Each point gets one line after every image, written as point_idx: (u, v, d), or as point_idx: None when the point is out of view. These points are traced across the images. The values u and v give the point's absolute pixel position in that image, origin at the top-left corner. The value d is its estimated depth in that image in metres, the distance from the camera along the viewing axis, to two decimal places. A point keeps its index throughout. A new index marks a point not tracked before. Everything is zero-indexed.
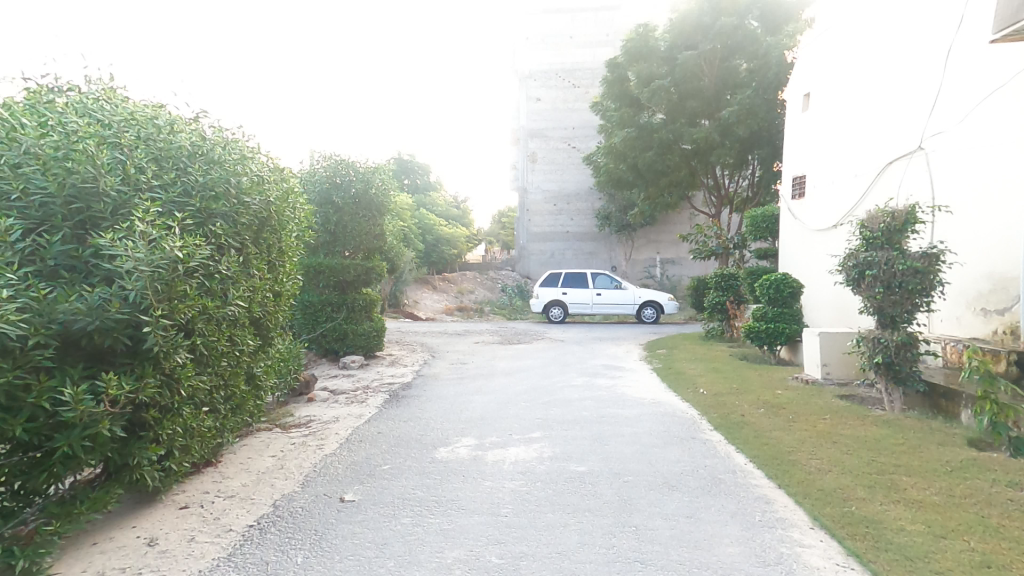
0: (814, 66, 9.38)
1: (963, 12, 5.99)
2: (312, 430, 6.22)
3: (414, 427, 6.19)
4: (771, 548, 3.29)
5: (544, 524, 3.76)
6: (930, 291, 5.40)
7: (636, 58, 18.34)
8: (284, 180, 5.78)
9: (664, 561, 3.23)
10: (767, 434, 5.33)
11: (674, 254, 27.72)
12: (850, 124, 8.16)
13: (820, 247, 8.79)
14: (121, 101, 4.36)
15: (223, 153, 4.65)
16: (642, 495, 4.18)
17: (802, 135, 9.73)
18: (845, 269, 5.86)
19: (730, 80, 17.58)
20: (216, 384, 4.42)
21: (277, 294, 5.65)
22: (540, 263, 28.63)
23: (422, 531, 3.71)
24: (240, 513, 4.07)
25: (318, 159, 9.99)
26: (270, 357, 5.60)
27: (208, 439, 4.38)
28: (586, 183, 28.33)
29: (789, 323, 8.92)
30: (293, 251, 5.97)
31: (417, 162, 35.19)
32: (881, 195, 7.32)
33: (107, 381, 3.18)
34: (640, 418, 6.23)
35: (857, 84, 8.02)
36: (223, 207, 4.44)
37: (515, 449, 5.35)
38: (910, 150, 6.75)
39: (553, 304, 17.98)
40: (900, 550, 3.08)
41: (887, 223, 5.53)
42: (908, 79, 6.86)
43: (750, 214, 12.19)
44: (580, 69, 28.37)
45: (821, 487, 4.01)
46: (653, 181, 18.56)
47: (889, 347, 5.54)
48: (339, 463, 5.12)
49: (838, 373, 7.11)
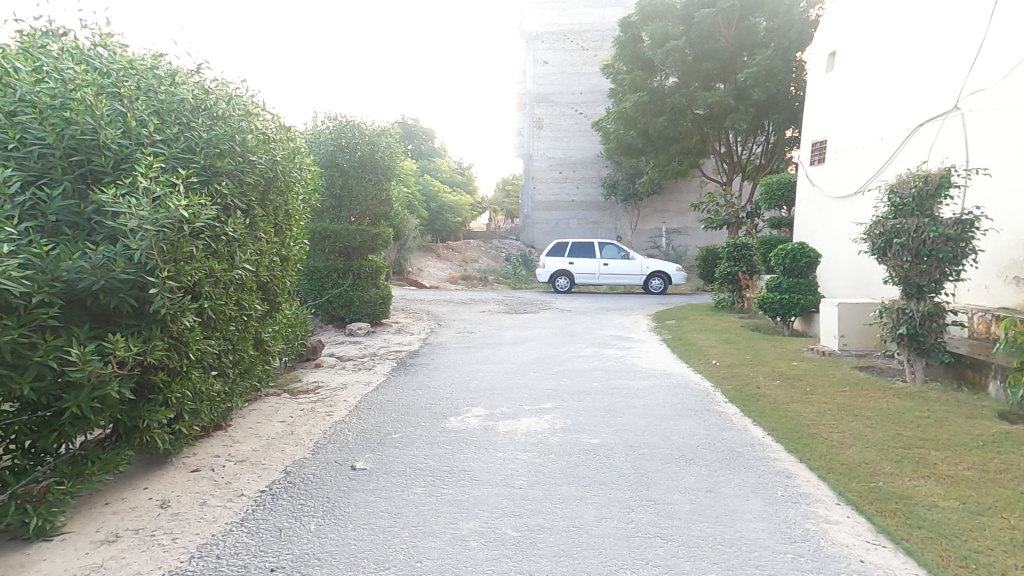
0: (840, 24, 8.98)
1: None
2: (320, 396, 6.16)
3: (423, 396, 6.12)
4: (797, 524, 3.23)
5: (560, 497, 3.70)
6: (961, 260, 5.23)
7: (650, 18, 17.75)
8: (290, 139, 5.55)
9: (685, 536, 3.16)
10: (784, 406, 5.25)
11: (680, 224, 27.40)
12: (879, 85, 7.84)
13: (840, 215, 8.58)
14: (120, 49, 4.12)
15: (227, 108, 4.42)
16: (659, 468, 4.11)
17: (825, 98, 9.39)
18: (871, 237, 5.71)
19: (748, 40, 16.99)
20: (224, 348, 4.30)
21: (284, 258, 5.50)
22: (544, 233, 28.30)
23: (435, 502, 3.65)
24: (251, 478, 4.01)
25: (323, 120, 9.70)
26: (277, 322, 5.49)
27: (217, 403, 4.29)
28: (593, 150, 27.77)
29: (804, 293, 8.77)
30: (300, 214, 5.79)
31: (420, 127, 34.52)
32: (910, 161, 7.07)
33: (114, 342, 3.06)
34: (652, 389, 6.13)
35: (889, 41, 7.66)
36: (228, 165, 4.25)
37: (527, 420, 5.28)
38: (944, 111, 6.48)
39: (560, 274, 17.83)
40: (933, 527, 3.03)
41: (919, 188, 5.36)
42: (948, 35, 6.53)
43: (765, 182, 11.90)
44: (589, 30, 27.49)
45: (845, 461, 3.96)
46: (664, 147, 18.14)
47: (914, 318, 5.46)
48: (349, 430, 5.06)
49: (856, 345, 7.01)
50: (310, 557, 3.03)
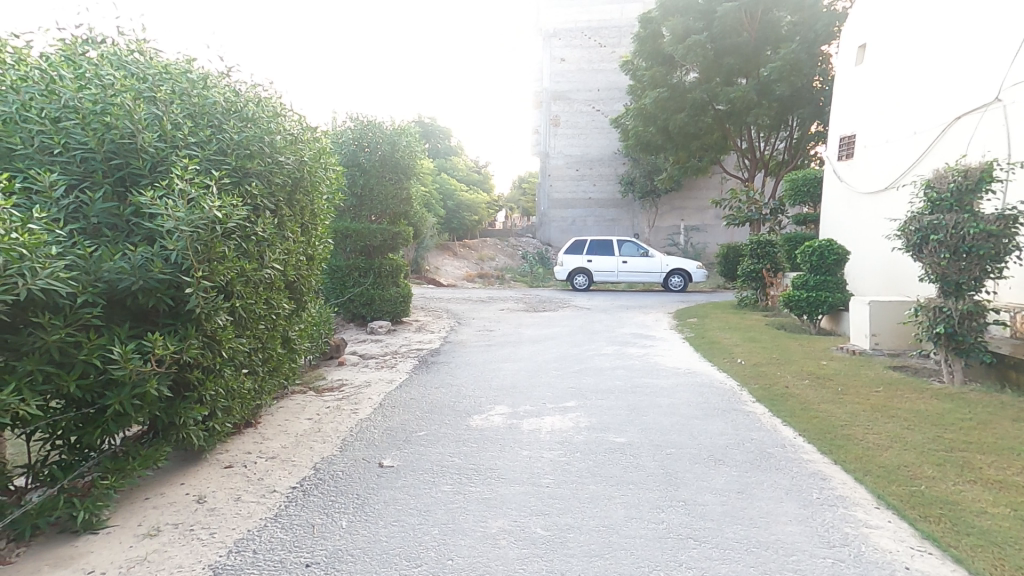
0: (869, 15, 8.79)
1: None
2: (345, 393, 6.21)
3: (446, 394, 6.12)
4: (835, 528, 3.16)
5: (588, 496, 3.68)
6: (1004, 256, 5.08)
7: (670, 13, 17.56)
8: (316, 140, 5.58)
9: (719, 538, 3.11)
10: (815, 406, 5.15)
11: (699, 221, 27.12)
12: (913, 77, 7.66)
13: (871, 210, 8.39)
14: (154, 53, 4.19)
15: (256, 110, 4.46)
16: (688, 468, 4.06)
17: (854, 91, 9.20)
18: (906, 234, 5.61)
19: (772, 34, 16.70)
20: (254, 346, 4.34)
21: (310, 257, 5.53)
22: (561, 230, 28.20)
23: (464, 500, 3.65)
24: (282, 475, 4.06)
25: (345, 120, 9.76)
26: (303, 320, 5.52)
27: (248, 401, 4.33)
28: (609, 147, 27.57)
29: (832, 291, 8.60)
30: (324, 213, 5.81)
31: (437, 126, 34.67)
32: (947, 155, 6.88)
33: (153, 341, 3.11)
34: (676, 388, 6.06)
35: (923, 33, 7.48)
36: (258, 166, 4.29)
37: (551, 418, 5.26)
38: (984, 103, 6.32)
39: (578, 272, 17.76)
40: (983, 534, 2.95)
41: (958, 182, 5.24)
42: (988, 25, 6.36)
43: (790, 177, 11.69)
44: (607, 27, 27.29)
45: (883, 463, 3.87)
46: (684, 143, 17.96)
47: (953, 317, 5.33)
48: (374, 428, 5.09)
49: (888, 344, 6.86)
50: (343, 553, 3.05)
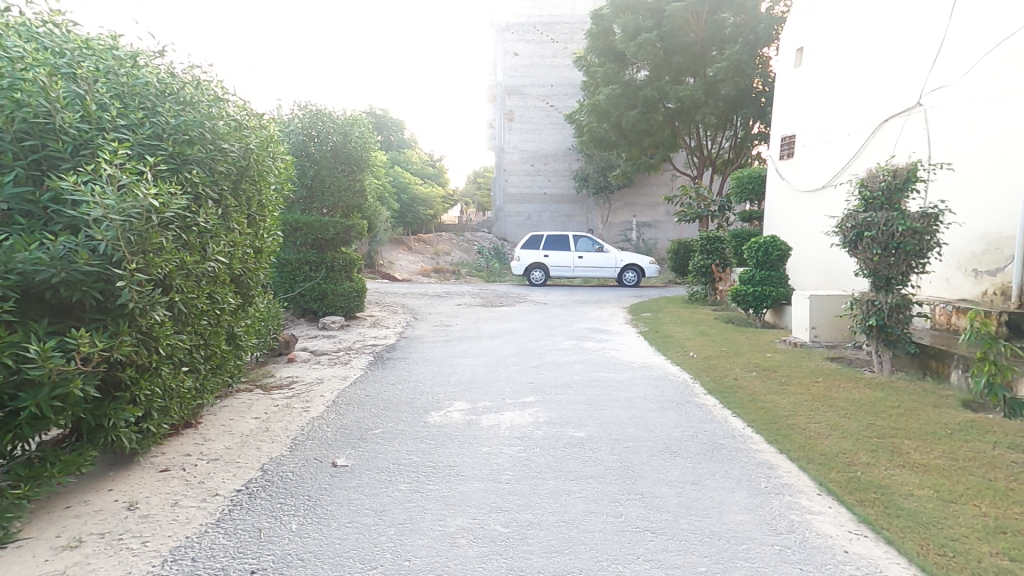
0: (808, 21, 9.19)
1: None
2: (295, 392, 5.99)
3: (402, 391, 6.01)
4: (782, 516, 3.29)
5: (547, 491, 3.69)
6: (927, 252, 5.45)
7: (622, 11, 17.82)
8: (263, 127, 5.31)
9: (674, 530, 3.18)
10: (762, 397, 5.36)
11: (650, 217, 27.80)
12: (846, 80, 8.06)
13: (811, 208, 8.79)
14: (71, 26, 3.79)
15: (195, 94, 4.22)
16: (644, 461, 4.14)
17: (794, 93, 9.60)
18: (843, 231, 5.90)
19: (716, 35, 17.17)
20: (196, 343, 4.09)
21: (258, 250, 5.28)
22: (516, 226, 28.24)
23: (422, 499, 3.58)
24: (225, 477, 3.86)
25: (292, 108, 9.38)
26: (250, 316, 5.27)
27: (188, 401, 4.07)
28: (564, 143, 27.78)
29: (775, 286, 8.98)
30: (273, 205, 5.55)
31: (389, 118, 33.97)
32: (878, 155, 7.28)
33: (77, 338, 2.87)
34: (633, 382, 6.17)
35: (855, 39, 7.89)
36: (198, 153, 4.06)
37: (510, 413, 5.24)
38: (908, 107, 6.75)
39: (534, 267, 17.82)
40: (911, 516, 3.15)
41: (888, 182, 5.55)
42: (910, 32, 6.79)
43: (736, 175, 12.11)
44: (560, 23, 27.46)
45: (823, 451, 4.07)
46: (636, 140, 18.39)
47: (883, 310, 5.68)
48: (327, 426, 4.93)
49: (826, 336, 7.23)
50: (292, 558, 2.93)
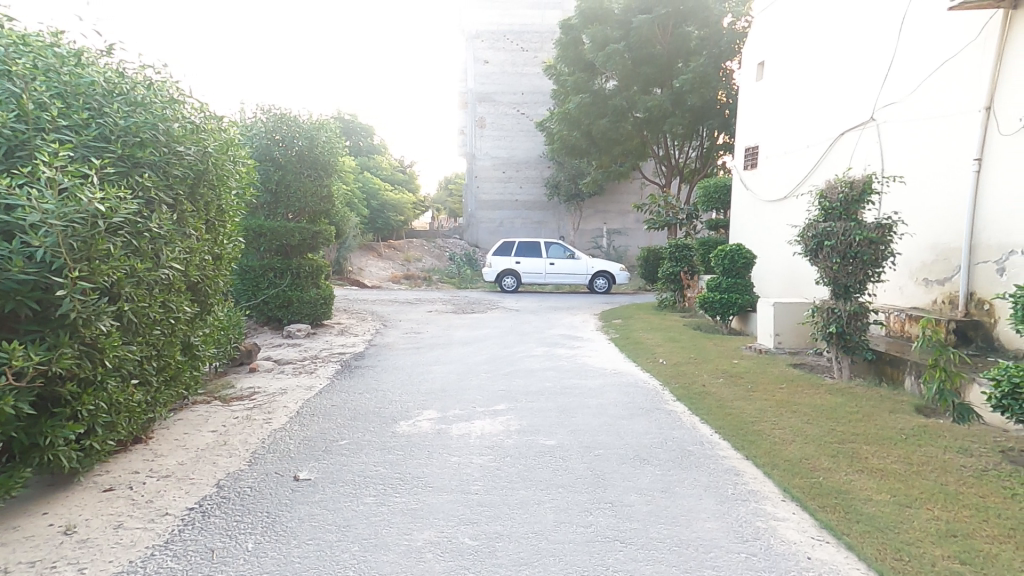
0: (769, 36, 9.46)
1: None
2: (257, 402, 5.78)
3: (370, 400, 5.87)
4: (748, 523, 3.31)
5: (517, 502, 3.62)
6: (882, 262, 5.64)
7: (590, 21, 18.16)
8: (222, 130, 5.14)
9: (643, 539, 3.16)
10: (729, 404, 5.42)
11: (621, 224, 28.16)
12: (805, 94, 8.32)
13: (774, 217, 9.01)
14: (7, 23, 3.61)
15: (147, 95, 4.05)
16: (614, 469, 4.12)
17: (756, 105, 9.86)
18: (804, 240, 6.04)
19: (682, 48, 17.41)
20: (146, 354, 3.89)
21: (217, 257, 5.09)
22: (489, 232, 28.21)
23: (388, 512, 3.48)
24: (177, 495, 3.68)
25: (255, 112, 9.17)
26: (208, 325, 5.07)
27: (138, 415, 3.86)
28: (536, 151, 27.93)
29: (741, 293, 9.15)
30: (234, 210, 5.37)
31: (358, 123, 33.58)
32: (835, 167, 7.52)
33: (10, 351, 2.69)
34: (604, 389, 6.17)
35: (813, 54, 8.15)
36: (150, 156, 3.89)
37: (481, 422, 5.17)
38: (862, 121, 7.00)
39: (506, 274, 17.79)
40: (870, 521, 3.20)
41: (845, 193, 5.72)
42: (862, 50, 7.05)
43: (704, 184, 12.35)
44: (530, 31, 27.66)
45: (787, 457, 4.13)
46: (607, 148, 18.76)
47: (842, 317, 5.83)
48: (290, 438, 4.76)
49: (790, 343, 7.40)
50: None
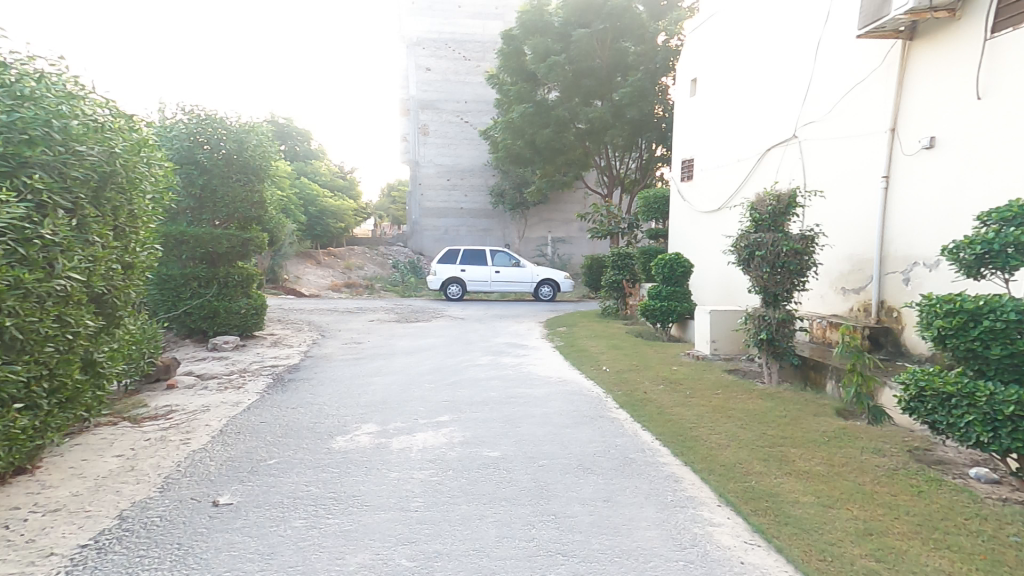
0: (701, 54, 9.89)
1: (828, 8, 6.61)
2: (173, 422, 5.39)
3: (304, 415, 5.60)
4: (686, 530, 3.36)
5: (458, 518, 3.53)
6: (807, 271, 5.96)
7: (532, 32, 18.47)
8: (133, 130, 4.79)
9: (585, 552, 3.14)
10: (669, 410, 5.55)
11: (565, 232, 28.59)
12: (734, 110, 8.73)
13: (710, 228, 9.38)
14: None
15: (38, 89, 3.72)
16: (558, 479, 4.10)
17: (691, 120, 10.26)
18: (737, 249, 6.29)
19: (620, 62, 17.89)
20: (37, 374, 3.51)
21: (128, 266, 4.71)
22: (433, 240, 27.91)
23: (319, 535, 3.30)
24: (67, 531, 3.34)
25: (175, 113, 8.65)
26: (117, 340, 4.68)
27: (23, 443, 3.48)
28: (480, 158, 27.96)
29: (680, 301, 9.43)
30: (148, 217, 5.01)
31: (293, 127, 32.49)
32: (763, 181, 7.92)
33: None
34: (549, 398, 6.17)
35: (740, 73, 8.57)
36: (41, 155, 3.57)
37: (423, 435, 5.03)
38: (786, 138, 7.41)
39: (451, 281, 17.63)
40: (798, 523, 3.33)
41: (773, 205, 6.00)
42: (784, 70, 7.48)
43: (644, 194, 12.70)
44: (472, 40, 27.76)
45: (723, 462, 4.25)
46: (550, 157, 19.05)
47: (771, 324, 6.10)
48: (210, 460, 4.46)
49: (724, 349, 7.68)
50: None
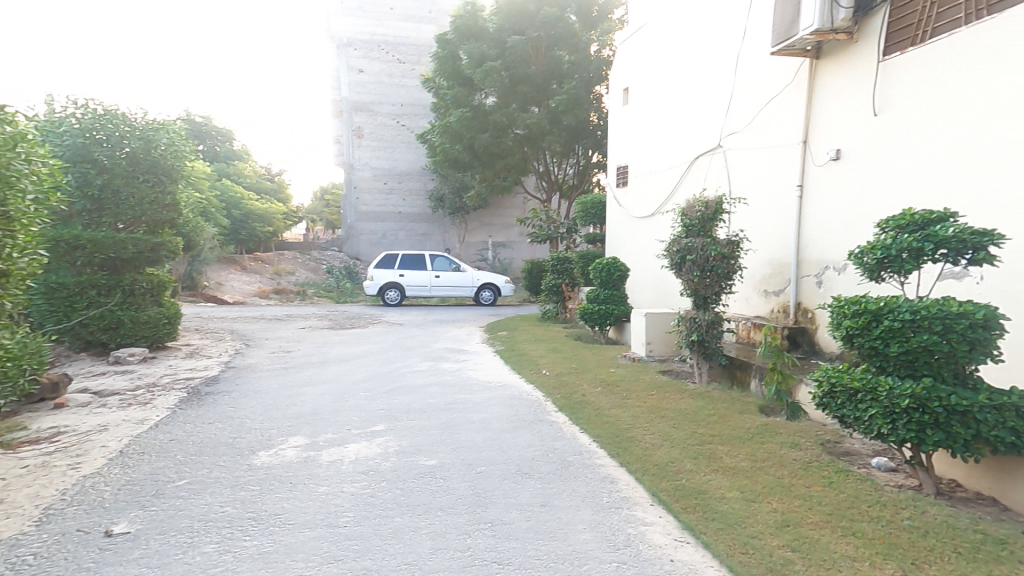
0: (631, 65, 10.20)
1: (745, 26, 6.99)
2: (60, 445, 4.94)
3: (223, 430, 5.28)
4: (620, 531, 3.41)
5: (391, 531, 3.42)
6: (733, 275, 6.25)
7: (466, 37, 18.50)
8: (7, 123, 4.32)
9: (520, 559, 3.11)
10: (607, 412, 5.64)
11: (505, 237, 28.74)
12: (664, 120, 9.06)
13: (644, 233, 9.67)
14: None
15: None
16: (496, 486, 4.07)
17: (624, 128, 10.57)
18: (670, 253, 6.50)
19: (556, 70, 18.22)
20: None
21: (5, 274, 4.23)
22: (371, 244, 27.25)
23: (233, 560, 3.10)
24: None
25: (66, 106, 7.98)
26: None
27: None
28: (417, 162, 27.64)
29: (617, 304, 9.67)
30: (30, 220, 4.55)
31: (212, 126, 30.76)
32: (691, 188, 8.26)
33: None
34: (488, 403, 6.13)
35: (668, 84, 8.91)
36: None
37: (356, 445, 4.86)
38: (711, 148, 7.76)
39: (389, 287, 17.26)
40: (724, 518, 3.45)
41: (702, 211, 6.24)
42: (707, 83, 7.83)
43: (582, 199, 12.95)
44: (406, 44, 27.46)
45: (656, 461, 4.36)
46: (489, 162, 19.08)
47: (701, 326, 6.34)
48: (103, 486, 4.10)
49: (659, 350, 7.92)
50: None
